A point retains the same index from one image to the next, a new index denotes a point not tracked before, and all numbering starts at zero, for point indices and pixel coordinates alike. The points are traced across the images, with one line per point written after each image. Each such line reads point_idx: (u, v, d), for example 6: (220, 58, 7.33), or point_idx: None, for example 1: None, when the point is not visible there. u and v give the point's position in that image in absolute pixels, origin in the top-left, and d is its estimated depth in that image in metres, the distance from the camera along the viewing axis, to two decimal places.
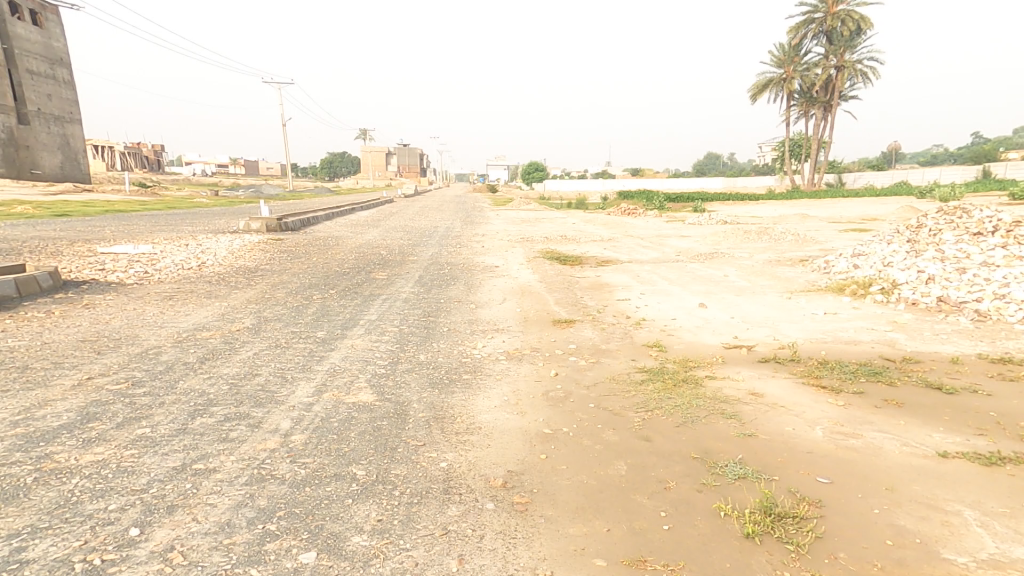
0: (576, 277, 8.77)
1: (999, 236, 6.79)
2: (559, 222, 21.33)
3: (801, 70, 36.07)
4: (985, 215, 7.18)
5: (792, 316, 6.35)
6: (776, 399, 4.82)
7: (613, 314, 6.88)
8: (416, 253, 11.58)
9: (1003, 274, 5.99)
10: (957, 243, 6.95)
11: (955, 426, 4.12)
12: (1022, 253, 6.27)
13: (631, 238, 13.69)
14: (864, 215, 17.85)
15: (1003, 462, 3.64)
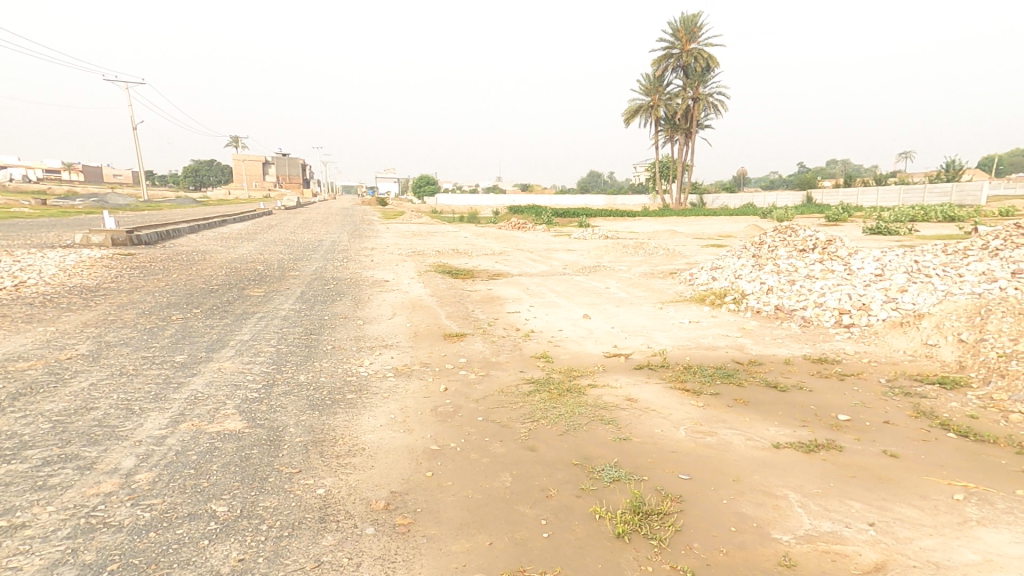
0: (468, 291, 8.86)
1: (819, 252, 8.01)
2: (453, 235, 21.46)
3: (665, 100, 39.45)
4: (808, 233, 8.42)
5: (663, 324, 6.97)
6: (649, 404, 5.22)
7: (503, 327, 7.04)
8: (298, 268, 10.99)
9: (822, 284, 7.07)
10: (789, 257, 8.08)
11: (786, 419, 4.77)
12: (835, 267, 7.46)
13: (521, 251, 14.12)
14: (722, 232, 20.13)
15: (819, 448, 4.29)
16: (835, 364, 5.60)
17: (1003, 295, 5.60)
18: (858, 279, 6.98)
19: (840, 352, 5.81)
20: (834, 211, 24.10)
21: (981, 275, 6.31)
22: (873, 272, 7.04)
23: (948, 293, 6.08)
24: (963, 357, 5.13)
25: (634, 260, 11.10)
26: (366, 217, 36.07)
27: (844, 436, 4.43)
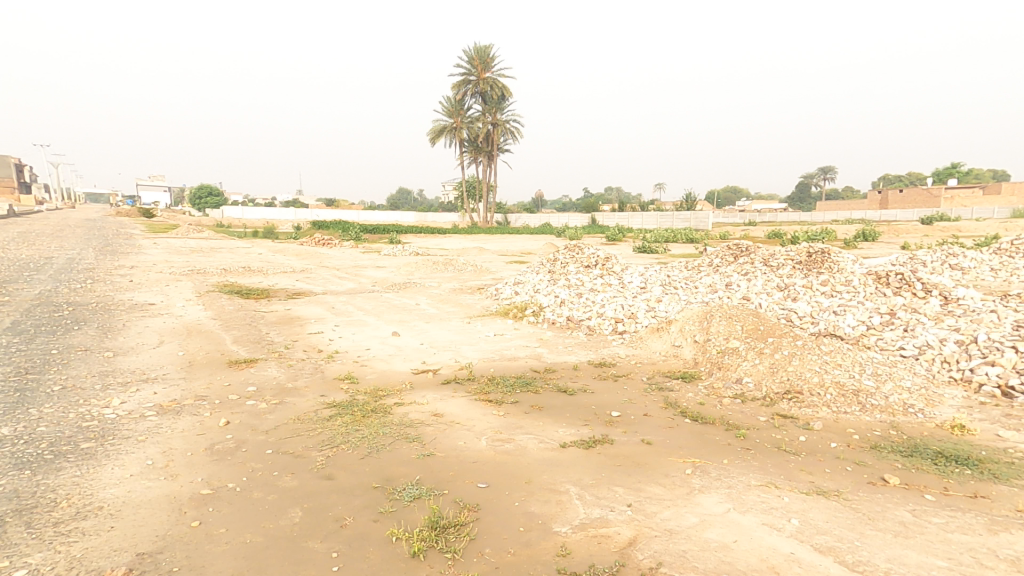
0: (261, 313, 8.00)
1: (599, 268, 9.17)
2: (244, 252, 19.29)
3: (466, 122, 40.88)
4: (591, 252, 9.60)
5: (470, 338, 7.21)
6: (454, 417, 5.18)
7: (302, 349, 6.51)
8: (14, 292, 8.69)
9: (603, 296, 8.09)
10: (576, 272, 9.08)
11: (572, 421, 5.28)
12: (612, 281, 8.62)
13: (327, 269, 13.31)
14: (523, 249, 21.78)
15: (596, 443, 4.84)
16: (611, 367, 6.44)
17: (721, 302, 7.10)
18: (628, 291, 8.17)
19: (615, 356, 6.70)
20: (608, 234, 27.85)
21: (710, 286, 7.92)
22: (639, 285, 8.32)
23: (688, 302, 7.50)
24: (697, 355, 6.34)
25: (443, 276, 11.34)
26: (133, 233, 30.06)
27: (614, 430, 5.08)
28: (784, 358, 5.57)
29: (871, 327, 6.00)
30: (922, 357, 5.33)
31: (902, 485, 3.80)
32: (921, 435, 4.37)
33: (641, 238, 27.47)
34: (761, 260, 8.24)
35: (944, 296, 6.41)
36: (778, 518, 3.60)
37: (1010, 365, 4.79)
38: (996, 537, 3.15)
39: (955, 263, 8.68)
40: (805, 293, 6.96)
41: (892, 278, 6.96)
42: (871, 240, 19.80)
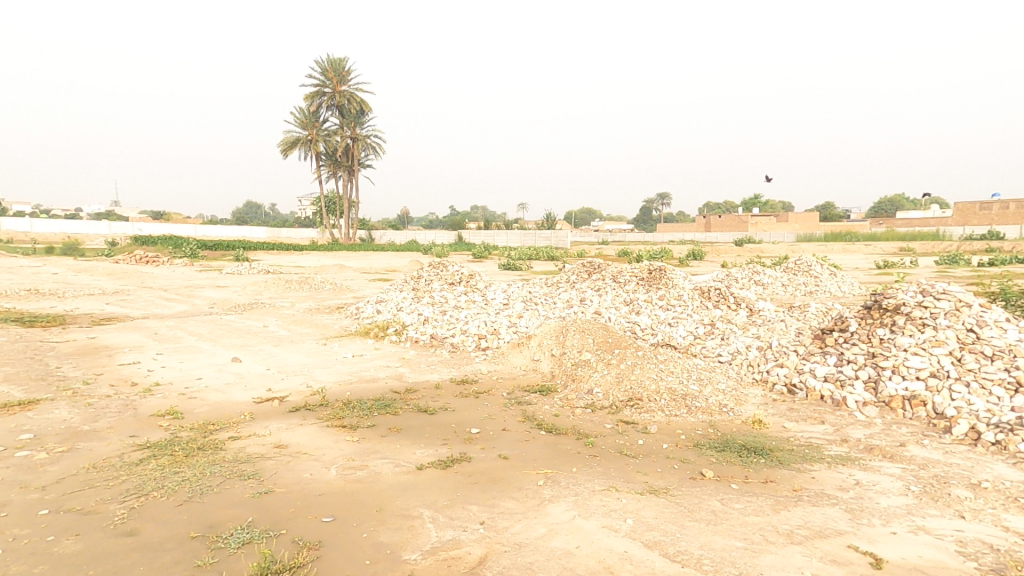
0: (52, 344, 6.74)
1: (463, 285, 9.26)
2: (34, 273, 16.14)
3: (323, 136, 39.07)
4: (455, 269, 9.68)
5: (325, 361, 6.82)
6: (300, 447, 4.81)
7: (107, 384, 5.60)
8: None
9: (467, 313, 8.18)
10: (441, 290, 9.08)
11: (431, 441, 5.21)
12: (476, 298, 8.76)
13: (152, 290, 11.67)
14: (388, 267, 21.23)
15: (453, 463, 4.81)
16: (473, 383, 6.50)
17: (576, 317, 7.59)
18: (491, 308, 8.38)
19: (478, 373, 6.80)
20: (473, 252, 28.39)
21: (566, 301, 8.43)
22: (502, 302, 8.57)
23: (547, 317, 7.90)
24: (554, 368, 6.68)
25: (297, 296, 10.61)
26: None
27: (473, 447, 5.11)
28: (627, 368, 6.07)
29: (697, 337, 6.84)
30: (734, 362, 6.19)
31: (715, 478, 4.34)
32: (731, 431, 5.05)
33: (505, 255, 28.47)
34: (610, 277, 8.99)
35: (750, 308, 7.56)
36: (616, 520, 3.89)
37: (793, 366, 5.74)
38: (779, 514, 3.73)
39: (758, 279, 10.33)
40: (646, 307, 7.72)
41: (712, 293, 8.03)
42: (698, 259, 22.87)
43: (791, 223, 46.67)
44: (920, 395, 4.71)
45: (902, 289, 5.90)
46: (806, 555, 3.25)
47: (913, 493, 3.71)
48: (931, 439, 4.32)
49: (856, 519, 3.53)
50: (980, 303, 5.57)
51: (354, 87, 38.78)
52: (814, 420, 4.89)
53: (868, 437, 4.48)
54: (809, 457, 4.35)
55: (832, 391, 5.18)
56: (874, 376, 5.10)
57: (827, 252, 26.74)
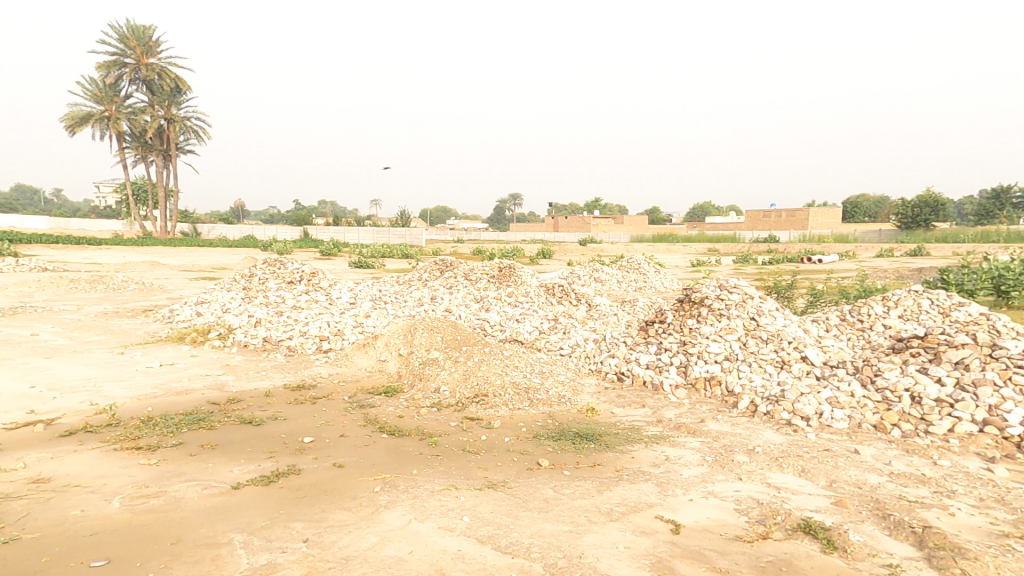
0: None
1: (304, 284, 8.54)
2: None
3: (125, 113, 33.49)
4: (295, 266, 8.91)
5: (120, 373, 5.75)
6: (70, 480, 3.93)
7: None
8: None
9: (306, 314, 7.55)
10: (278, 290, 8.27)
11: (253, 455, 4.55)
12: (317, 298, 8.13)
13: None
14: (214, 264, 18.99)
15: (277, 477, 4.19)
16: (310, 389, 5.96)
17: (425, 315, 7.42)
18: (336, 307, 7.86)
19: (317, 377, 6.27)
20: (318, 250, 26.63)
21: (417, 300, 8.21)
22: (348, 301, 8.08)
23: (395, 316, 7.61)
24: (400, 368, 6.42)
25: (87, 298, 8.88)
26: None
27: (304, 458, 4.55)
28: (474, 364, 6.04)
29: (541, 332, 7.10)
30: (573, 354, 6.55)
31: (550, 466, 4.29)
32: (568, 420, 5.15)
33: (356, 253, 27.17)
34: (462, 275, 9.00)
35: (588, 304, 8.11)
36: (452, 519, 3.57)
37: (622, 355, 6.23)
38: (602, 495, 3.84)
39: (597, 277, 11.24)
40: (495, 304, 7.83)
41: (556, 289, 8.45)
42: (548, 258, 24.16)
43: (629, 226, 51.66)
44: (717, 375, 5.41)
45: (705, 285, 6.75)
46: (621, 530, 3.41)
47: (707, 463, 4.21)
48: (723, 414, 4.96)
49: (663, 491, 3.88)
50: (760, 296, 6.59)
51: (165, 61, 33.99)
52: (637, 405, 5.34)
53: (678, 416, 4.99)
54: (631, 439, 4.65)
55: (652, 376, 5.72)
56: (684, 361, 5.74)
57: (651, 252, 30.20)
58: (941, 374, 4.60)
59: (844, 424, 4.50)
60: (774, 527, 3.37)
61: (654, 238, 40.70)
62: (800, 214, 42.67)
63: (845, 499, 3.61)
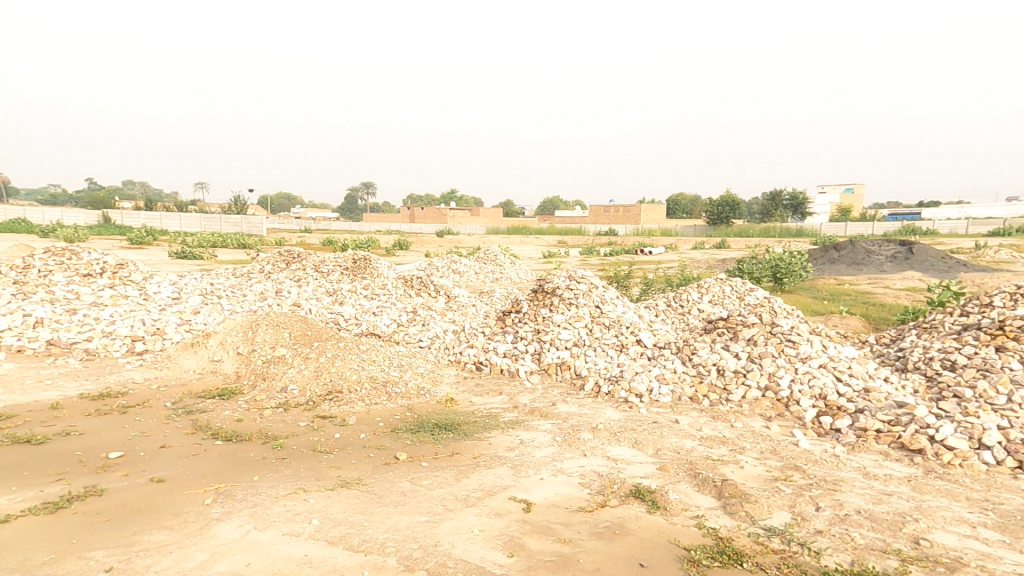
0: None
1: (106, 277, 7.27)
2: None
3: None
4: (94, 257, 7.55)
5: None
6: None
7: None
8: None
9: (110, 312, 6.46)
10: (68, 284, 6.91)
11: (35, 480, 3.76)
12: (125, 293, 6.99)
13: None
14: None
15: (69, 502, 3.52)
16: (118, 397, 5.10)
17: (269, 310, 6.80)
18: (153, 304, 6.83)
19: (127, 383, 5.38)
20: (130, 235, 22.73)
21: (259, 294, 7.49)
22: (168, 296, 7.07)
23: (232, 312, 6.86)
24: (239, 367, 5.80)
25: None
26: None
27: (108, 476, 3.88)
28: (327, 360, 5.70)
29: (400, 324, 6.96)
30: (433, 346, 6.54)
31: (408, 459, 4.21)
32: (426, 412, 5.11)
33: (181, 240, 23.81)
34: (312, 266, 8.42)
35: (448, 295, 8.15)
36: (299, 523, 3.33)
37: (481, 345, 6.39)
38: (460, 482, 3.90)
39: (454, 268, 11.38)
40: (350, 297, 7.48)
41: (415, 281, 8.34)
42: (404, 249, 23.73)
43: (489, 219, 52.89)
44: (566, 360, 5.82)
45: (557, 276, 7.22)
46: (476, 515, 3.50)
47: (557, 442, 4.53)
48: (571, 396, 5.36)
49: (517, 473, 4.07)
50: (604, 285, 7.24)
51: None
52: (494, 392, 5.52)
53: (532, 401, 5.28)
54: (488, 426, 4.80)
55: (509, 364, 5.97)
56: (538, 348, 6.08)
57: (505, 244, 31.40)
58: (738, 350, 5.50)
59: (668, 398, 5.18)
60: (611, 495, 3.76)
61: (509, 230, 42.50)
62: (634, 210, 47.75)
63: (668, 464, 4.16)
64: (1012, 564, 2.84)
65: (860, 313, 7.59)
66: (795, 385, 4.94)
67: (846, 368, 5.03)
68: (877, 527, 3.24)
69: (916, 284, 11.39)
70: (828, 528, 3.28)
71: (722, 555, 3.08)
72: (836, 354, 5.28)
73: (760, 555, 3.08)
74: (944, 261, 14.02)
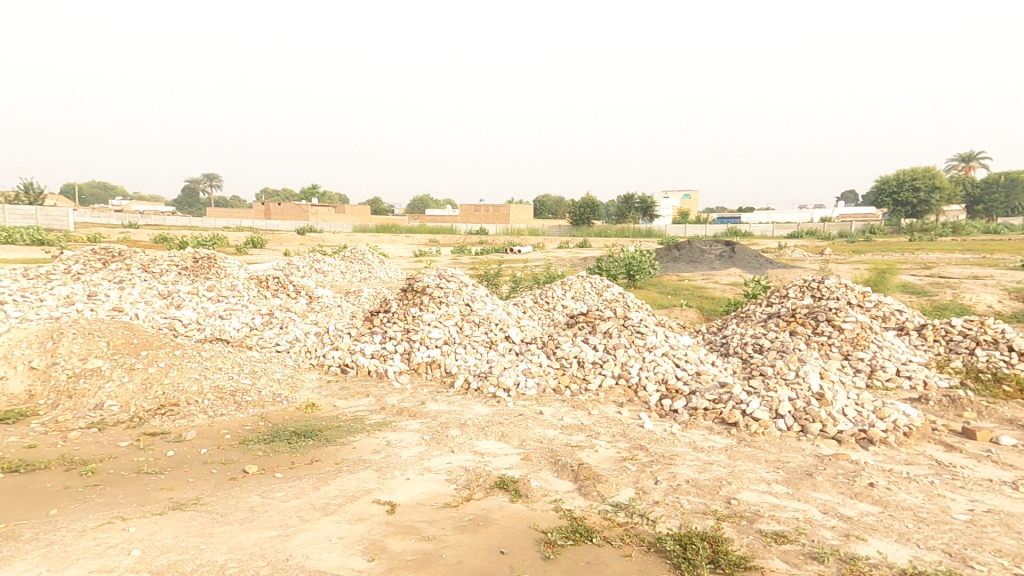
0: None
1: None
2: None
3: None
4: None
5: None
6: None
7: None
8: None
9: None
10: None
11: None
12: None
13: None
14: None
15: None
16: None
17: (76, 317, 5.89)
18: None
19: None
20: None
21: (64, 298, 6.42)
22: None
23: (23, 320, 5.79)
24: (32, 386, 4.93)
25: None
26: None
27: None
28: (159, 371, 5.13)
29: (253, 328, 6.48)
30: (292, 350, 6.19)
31: (259, 471, 3.94)
32: (282, 420, 4.82)
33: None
34: (138, 266, 7.44)
35: (309, 295, 7.74)
36: (114, 557, 2.94)
37: (347, 347, 6.19)
38: (319, 490, 3.74)
39: (318, 268, 10.82)
40: (189, 299, 6.78)
41: (271, 281, 7.81)
42: (258, 247, 21.99)
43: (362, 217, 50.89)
44: (437, 359, 5.87)
45: (427, 275, 7.22)
46: (336, 522, 3.40)
47: (425, 441, 4.56)
48: (441, 394, 5.42)
49: (383, 475, 4.02)
50: (474, 283, 7.40)
51: None
52: (360, 395, 5.37)
53: (400, 401, 5.24)
54: (352, 430, 4.66)
55: (377, 365, 5.86)
56: (408, 348, 6.04)
57: (375, 242, 30.55)
58: (596, 342, 5.98)
59: (534, 391, 5.46)
60: (476, 489, 3.88)
61: (381, 227, 41.34)
62: (507, 209, 49.21)
63: (531, 453, 4.40)
64: (794, 511, 3.47)
65: (695, 305, 8.67)
66: (643, 372, 5.51)
67: (683, 355, 5.72)
68: (701, 493, 3.75)
69: (738, 279, 13.31)
70: (663, 498, 3.72)
71: (575, 534, 3.34)
72: (675, 343, 5.98)
73: (607, 530, 3.40)
74: (757, 259, 16.55)
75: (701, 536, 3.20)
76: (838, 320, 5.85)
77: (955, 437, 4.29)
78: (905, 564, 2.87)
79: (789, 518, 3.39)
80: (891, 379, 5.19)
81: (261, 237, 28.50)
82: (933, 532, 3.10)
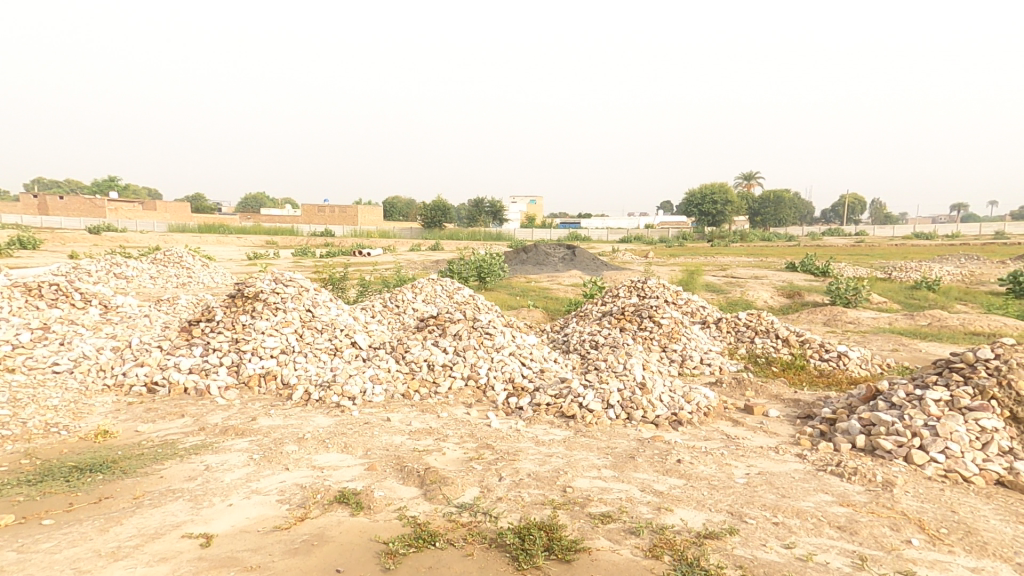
0: None
1: None
2: None
3: None
4: None
5: None
6: None
7: None
8: None
9: None
10: None
11: None
12: None
13: None
14: None
15: None
16: None
17: None
18: None
19: None
20: None
21: None
22: None
23: None
24: None
25: None
26: None
27: None
28: None
29: (18, 346, 5.42)
30: (77, 369, 5.26)
31: (17, 521, 3.23)
32: (58, 454, 4.02)
33: None
34: None
35: (104, 305, 6.74)
36: None
37: (156, 363, 5.44)
38: (107, 533, 3.18)
39: (118, 273, 9.35)
40: None
41: (46, 289, 6.51)
42: (30, 248, 18.46)
43: (188, 217, 45.15)
44: (272, 370, 5.41)
45: (260, 279, 6.62)
46: (128, 566, 2.91)
47: (254, 461, 4.14)
48: (275, 408, 4.99)
49: (197, 505, 3.54)
50: (316, 288, 6.96)
51: None
52: (173, 416, 4.73)
53: (225, 419, 4.70)
54: (159, 457, 4.07)
55: (196, 381, 5.22)
56: (236, 360, 5.49)
57: (200, 244, 27.42)
58: (445, 345, 6.00)
59: (381, 397, 5.29)
60: (312, 507, 3.61)
61: (208, 228, 36.97)
62: (349, 210, 47.22)
63: (376, 462, 4.23)
64: (618, 492, 3.79)
65: (540, 306, 9.17)
66: (491, 372, 5.64)
67: (529, 354, 5.97)
68: (540, 485, 3.92)
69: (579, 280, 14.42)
70: (506, 493, 3.81)
71: (418, 540, 3.26)
72: (522, 343, 6.23)
73: (451, 532, 3.37)
74: (595, 262, 18.12)
75: (538, 526, 3.32)
76: (657, 316, 6.59)
77: (740, 413, 5.08)
78: (700, 527, 3.29)
79: (613, 499, 3.69)
80: (697, 366, 5.98)
81: (48, 235, 23.76)
82: (722, 496, 3.61)
